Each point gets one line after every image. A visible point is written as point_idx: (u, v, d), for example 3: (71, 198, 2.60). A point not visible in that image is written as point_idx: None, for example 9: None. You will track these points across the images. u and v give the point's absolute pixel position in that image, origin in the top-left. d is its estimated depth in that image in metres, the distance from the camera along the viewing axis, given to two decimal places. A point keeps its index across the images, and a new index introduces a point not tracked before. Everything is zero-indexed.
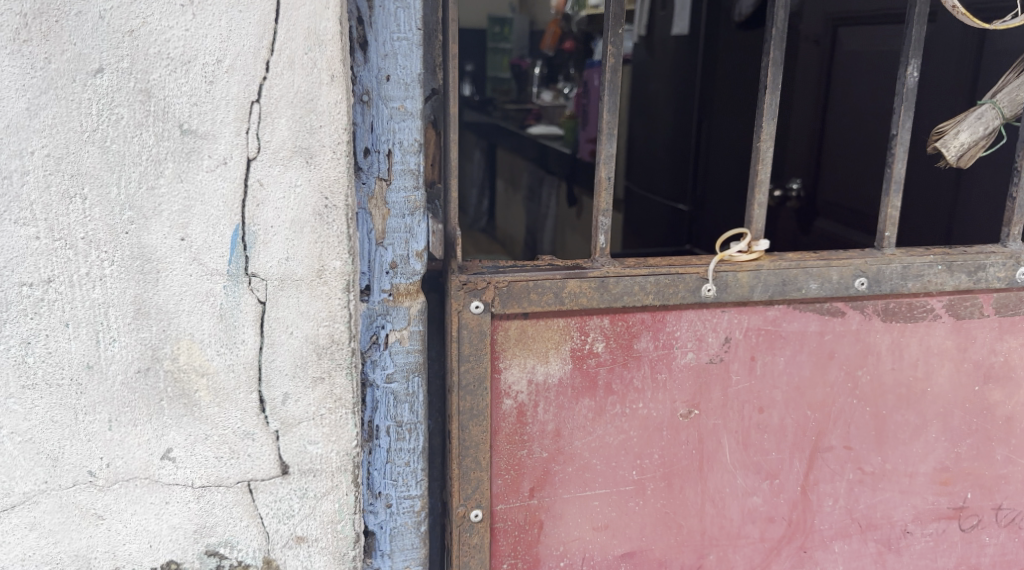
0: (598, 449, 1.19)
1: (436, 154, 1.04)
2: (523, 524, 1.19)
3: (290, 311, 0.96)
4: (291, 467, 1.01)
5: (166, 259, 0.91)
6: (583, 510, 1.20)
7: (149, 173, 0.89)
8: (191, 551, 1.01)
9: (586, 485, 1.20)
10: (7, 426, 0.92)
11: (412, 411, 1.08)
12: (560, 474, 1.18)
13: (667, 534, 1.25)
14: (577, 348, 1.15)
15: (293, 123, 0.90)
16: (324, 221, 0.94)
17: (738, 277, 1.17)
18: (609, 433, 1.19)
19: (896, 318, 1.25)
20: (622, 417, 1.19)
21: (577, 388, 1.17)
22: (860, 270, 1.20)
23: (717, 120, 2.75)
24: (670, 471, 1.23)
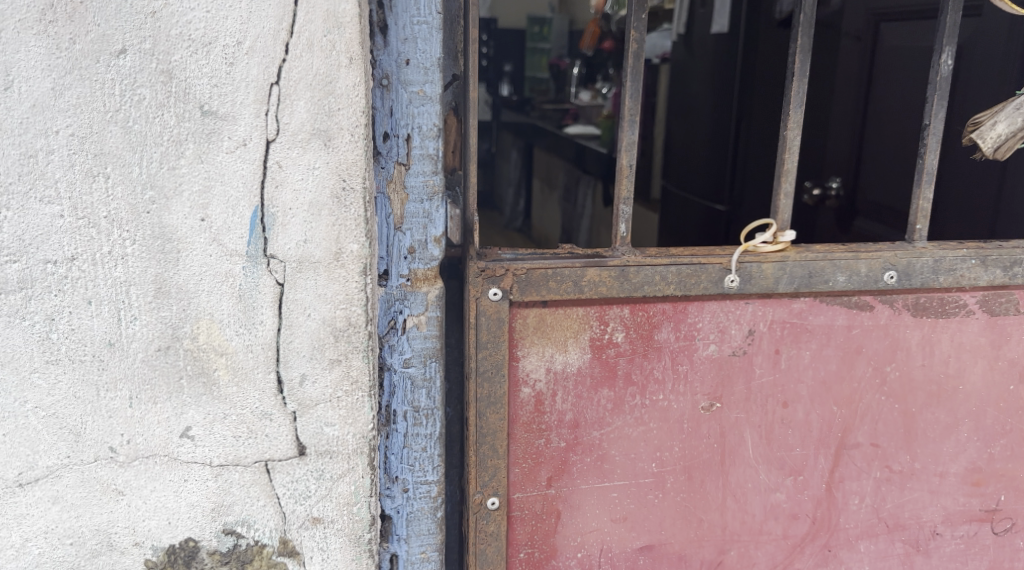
0: (617, 440, 1.18)
1: (457, 141, 1.03)
2: (540, 513, 1.18)
3: (307, 293, 0.96)
4: (307, 449, 1.02)
5: (187, 239, 0.93)
6: (601, 501, 1.20)
7: (170, 154, 0.90)
8: (209, 530, 1.02)
9: (604, 476, 1.19)
10: (32, 400, 0.94)
11: (429, 396, 1.09)
12: (577, 464, 1.18)
13: (687, 528, 1.23)
14: (597, 338, 1.14)
15: (312, 105, 0.91)
16: (342, 204, 0.94)
17: (763, 268, 1.15)
18: (628, 424, 1.18)
19: (927, 313, 1.22)
20: (642, 409, 1.18)
21: (596, 378, 1.16)
22: (889, 263, 1.18)
23: (756, 118, 2.71)
24: (691, 464, 1.21)
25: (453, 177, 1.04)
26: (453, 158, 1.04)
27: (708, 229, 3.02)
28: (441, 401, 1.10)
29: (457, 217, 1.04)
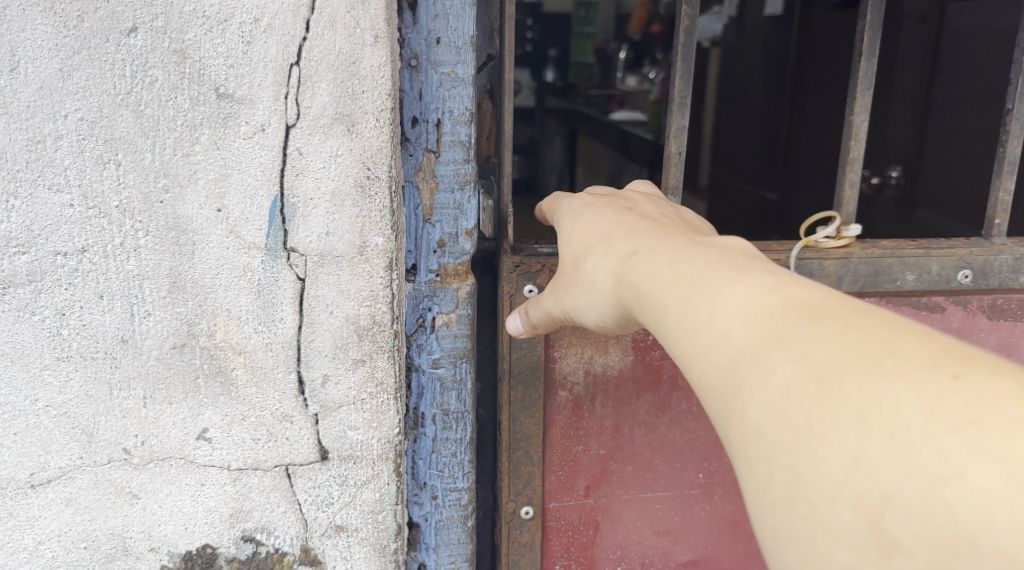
0: (661, 449, 1.11)
1: (491, 126, 1.00)
2: (578, 524, 1.11)
3: (330, 289, 0.90)
4: (330, 453, 0.96)
5: (202, 231, 0.87)
6: (643, 513, 1.12)
7: (184, 140, 0.84)
8: (227, 536, 0.97)
9: (647, 487, 1.12)
10: (43, 398, 0.90)
11: (460, 399, 1.03)
12: (618, 473, 1.10)
13: (735, 543, 1.16)
14: (639, 338, 1.06)
15: (334, 88, 0.85)
16: (366, 194, 0.88)
17: (824, 265, 1.06)
18: (673, 432, 1.10)
19: (1004, 316, 1.12)
20: (688, 416, 1.10)
21: (640, 382, 1.08)
22: (964, 261, 1.08)
23: (812, 103, 2.60)
24: None
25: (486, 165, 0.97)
26: (487, 145, 1.01)
27: (758, 220, 2.91)
28: (472, 404, 1.04)
29: (489, 209, 0.99)
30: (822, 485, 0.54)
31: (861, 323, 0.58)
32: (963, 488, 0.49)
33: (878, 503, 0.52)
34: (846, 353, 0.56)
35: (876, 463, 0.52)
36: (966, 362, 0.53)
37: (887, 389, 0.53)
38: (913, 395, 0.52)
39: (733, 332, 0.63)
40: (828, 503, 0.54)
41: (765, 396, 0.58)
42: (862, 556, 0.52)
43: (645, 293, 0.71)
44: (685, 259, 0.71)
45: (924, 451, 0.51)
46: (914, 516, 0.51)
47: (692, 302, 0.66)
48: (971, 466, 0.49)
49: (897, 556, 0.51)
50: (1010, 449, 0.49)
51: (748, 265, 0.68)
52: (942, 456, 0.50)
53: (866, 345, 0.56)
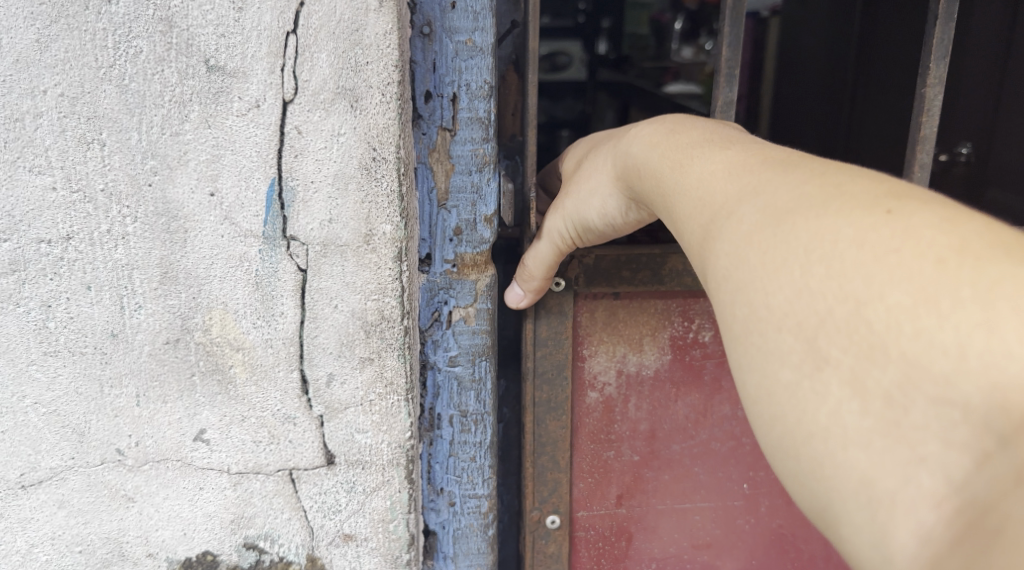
0: (701, 456, 1.03)
1: (517, 101, 0.93)
2: (609, 535, 1.04)
3: (334, 281, 0.83)
4: (337, 458, 0.89)
5: (194, 217, 0.80)
6: (681, 525, 1.04)
7: (172, 117, 0.77)
8: (228, 543, 0.91)
9: (685, 497, 1.04)
10: (30, 395, 0.84)
11: (479, 399, 0.95)
12: (653, 481, 1.03)
13: (783, 560, 1.07)
14: (679, 337, 0.99)
15: (335, 59, 0.76)
16: (372, 176, 0.80)
17: None
18: (715, 438, 1.03)
19: None
20: (731, 421, 1.02)
21: (678, 383, 1.01)
22: None
23: (876, 74, 2.44)
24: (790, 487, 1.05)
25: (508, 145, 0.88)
26: (514, 122, 0.94)
27: None
28: (493, 405, 0.96)
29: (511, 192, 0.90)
30: (772, 316, 0.57)
31: (823, 172, 0.61)
32: (880, 306, 0.52)
33: (814, 325, 0.55)
34: (800, 193, 0.59)
35: (813, 289, 0.55)
36: (903, 199, 0.55)
37: (826, 222, 0.56)
38: (848, 225, 0.55)
39: (711, 188, 0.66)
40: (773, 331, 0.57)
41: (728, 243, 0.62)
42: (800, 374, 0.55)
43: (640, 175, 0.75)
44: (680, 133, 0.74)
45: (851, 277, 0.53)
46: (840, 334, 0.53)
47: (682, 168, 0.70)
48: (885, 287, 0.52)
49: (829, 370, 0.54)
50: (922, 268, 0.51)
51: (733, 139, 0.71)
52: (867, 276, 0.53)
53: (821, 189, 0.59)
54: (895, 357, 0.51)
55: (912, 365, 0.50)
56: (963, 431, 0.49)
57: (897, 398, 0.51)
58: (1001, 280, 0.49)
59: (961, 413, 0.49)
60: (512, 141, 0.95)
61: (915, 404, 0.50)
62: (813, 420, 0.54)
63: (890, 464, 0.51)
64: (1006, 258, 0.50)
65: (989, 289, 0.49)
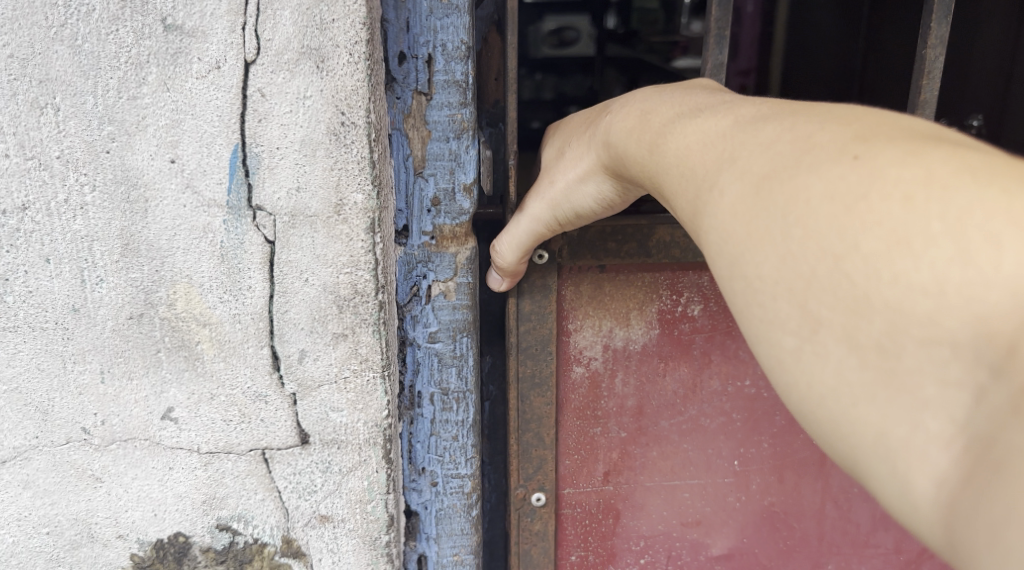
0: (691, 433, 1.00)
1: (500, 65, 0.88)
2: (595, 512, 1.01)
3: (303, 253, 0.79)
4: (311, 437, 0.86)
5: (155, 185, 0.76)
6: (670, 502, 1.01)
7: (129, 80, 0.73)
8: (200, 524, 0.88)
9: (674, 474, 1.01)
10: None
11: (461, 376, 0.91)
12: (641, 458, 1.00)
13: (775, 538, 1.04)
14: (667, 310, 0.96)
15: (299, 16, 0.72)
16: (341, 142, 0.76)
17: None
18: (705, 414, 0.99)
19: None
20: (722, 396, 0.99)
21: (666, 357, 0.97)
22: None
23: None
24: (783, 463, 1.01)
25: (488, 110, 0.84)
26: (497, 87, 0.89)
27: None
28: (476, 383, 0.93)
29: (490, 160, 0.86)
30: (761, 284, 0.54)
31: (793, 119, 0.56)
32: (857, 258, 0.49)
33: (802, 288, 0.52)
34: (768, 150, 0.55)
35: (793, 253, 0.52)
36: (868, 138, 0.51)
37: (797, 180, 0.52)
38: (819, 180, 0.51)
39: (688, 160, 0.61)
40: (769, 301, 0.54)
41: (716, 218, 0.57)
42: (797, 338, 0.52)
43: (622, 151, 0.70)
44: (654, 111, 0.68)
45: (825, 232, 0.50)
46: (826, 295, 0.50)
47: (657, 146, 0.65)
48: (858, 237, 0.49)
49: (823, 330, 0.51)
50: (891, 211, 0.48)
51: (705, 99, 0.66)
52: (840, 230, 0.49)
53: (790, 143, 0.54)
54: (881, 307, 0.48)
55: (898, 312, 0.47)
56: (958, 369, 0.46)
57: (889, 348, 0.48)
58: (971, 209, 0.46)
59: (952, 351, 0.46)
60: (496, 107, 0.90)
61: (905, 349, 0.48)
62: (818, 382, 0.52)
63: (896, 415, 0.49)
64: (975, 183, 0.46)
65: (959, 221, 0.46)
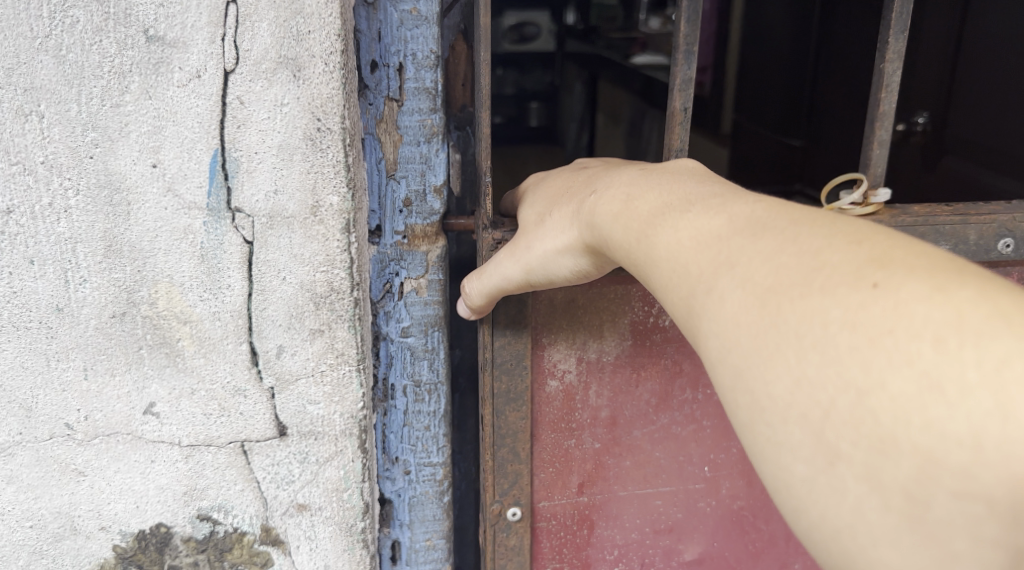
0: (662, 441, 1.05)
1: (466, 71, 0.92)
2: (570, 523, 1.06)
3: (281, 253, 0.83)
4: (288, 429, 0.89)
5: (137, 189, 0.79)
6: (643, 510, 1.07)
7: (112, 88, 0.76)
8: (181, 515, 0.91)
9: (647, 482, 1.06)
10: None
11: (432, 369, 0.95)
12: (614, 468, 1.05)
13: (744, 539, 1.10)
14: (639, 322, 1.00)
15: (276, 28, 0.76)
16: (318, 147, 0.80)
17: None
18: (676, 422, 1.05)
19: None
20: (693, 404, 1.04)
21: (638, 367, 1.02)
22: (1006, 228, 0.97)
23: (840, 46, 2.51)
24: (751, 468, 1.07)
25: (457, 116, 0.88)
26: (464, 93, 0.93)
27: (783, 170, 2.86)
28: (446, 375, 0.97)
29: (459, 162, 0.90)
30: (773, 407, 0.54)
31: (794, 229, 0.57)
32: (883, 396, 0.49)
33: (818, 417, 0.52)
34: (773, 263, 0.56)
35: (811, 380, 0.52)
36: (885, 265, 0.52)
37: (812, 303, 0.53)
38: (836, 307, 0.52)
39: (681, 260, 0.62)
40: (778, 426, 0.53)
41: (715, 326, 0.58)
42: (813, 468, 0.52)
43: (608, 235, 0.71)
44: (639, 199, 0.70)
45: (849, 364, 0.50)
46: (847, 429, 0.50)
47: (648, 240, 0.66)
48: (887, 374, 0.49)
49: (842, 466, 0.50)
50: (921, 352, 0.48)
51: (691, 191, 0.67)
52: (864, 363, 0.50)
53: (795, 255, 0.55)
54: (906, 448, 0.48)
55: (930, 458, 0.48)
56: (992, 525, 0.47)
57: (917, 491, 0.48)
58: (1011, 360, 0.47)
59: (986, 507, 0.47)
60: (463, 112, 0.93)
61: (935, 497, 0.48)
62: (835, 517, 0.51)
63: (922, 563, 0.49)
64: (1012, 332, 0.47)
65: (997, 370, 0.47)
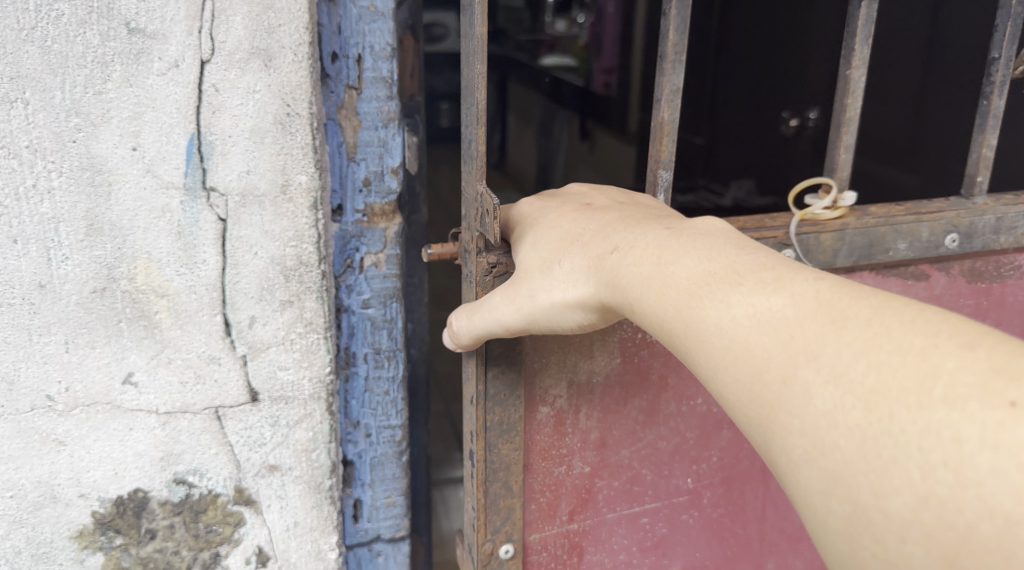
0: (648, 458, 1.12)
1: (414, 63, 1.01)
2: (562, 552, 1.12)
3: (253, 230, 0.90)
4: (260, 394, 0.97)
5: (118, 171, 0.85)
6: (630, 530, 1.15)
7: (95, 77, 0.82)
8: (158, 479, 0.97)
9: (634, 501, 1.13)
10: None
11: (391, 337, 1.04)
12: (603, 491, 1.11)
13: (722, 546, 1.21)
14: (628, 339, 1.06)
15: (249, 22, 0.84)
16: (287, 130, 0.88)
17: (821, 238, 1.04)
18: (661, 437, 1.12)
19: (982, 279, 1.16)
20: (677, 417, 1.12)
21: (626, 386, 1.08)
22: (952, 224, 1.09)
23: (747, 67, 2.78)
24: (729, 477, 1.17)
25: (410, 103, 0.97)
26: (413, 82, 1.01)
27: None
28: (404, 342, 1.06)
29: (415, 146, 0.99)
30: (890, 521, 0.54)
31: (891, 328, 0.58)
32: None
33: (947, 536, 0.52)
34: (873, 364, 0.57)
35: (939, 498, 0.52)
36: (1011, 377, 0.52)
37: (937, 415, 0.53)
38: (968, 424, 0.52)
39: (759, 351, 0.63)
40: (894, 541, 0.54)
41: (813, 429, 0.58)
42: None
43: (654, 310, 0.72)
44: (688, 273, 0.71)
45: (983, 486, 0.51)
46: (981, 552, 0.51)
47: (698, 316, 0.68)
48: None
49: None
50: None
51: (751, 267, 0.68)
52: (1011, 491, 0.50)
53: (896, 355, 0.56)
54: None
55: None
56: None
57: None
58: None
59: None
60: (413, 100, 1.01)
61: None
62: None
63: None
64: None
65: None
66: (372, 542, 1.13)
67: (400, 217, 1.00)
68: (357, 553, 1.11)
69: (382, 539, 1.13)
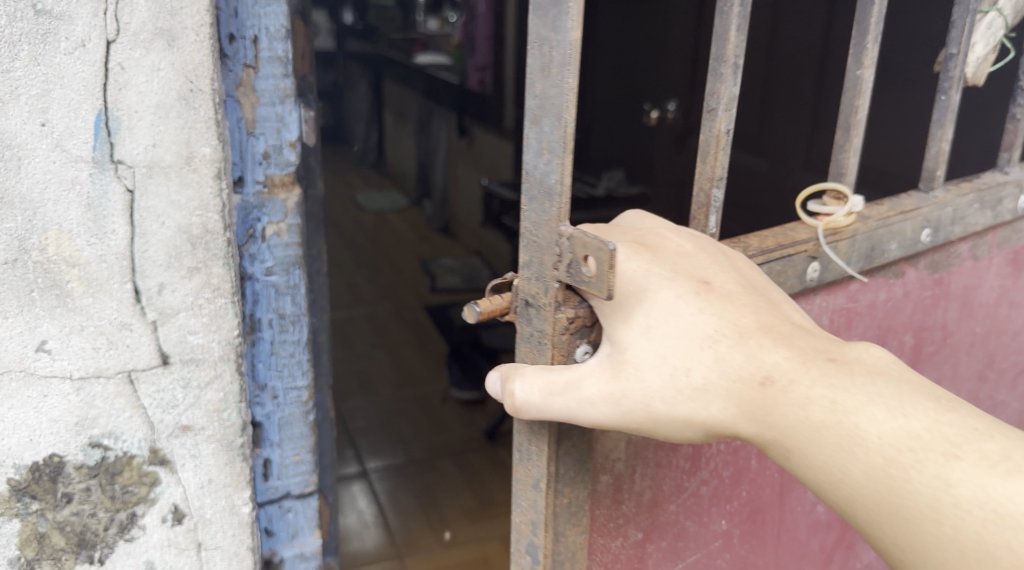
0: (689, 509, 1.18)
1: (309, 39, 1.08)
2: None
3: (159, 200, 0.96)
4: (171, 358, 1.02)
5: (27, 145, 0.90)
6: None
7: (2, 56, 0.87)
8: (73, 444, 1.01)
9: (679, 554, 1.19)
10: None
11: (294, 303, 1.11)
12: (654, 552, 1.15)
13: None
14: None
15: (152, 5, 0.91)
16: (191, 105, 0.95)
17: (840, 246, 1.16)
18: (702, 484, 1.19)
19: (936, 268, 1.35)
20: (715, 458, 1.19)
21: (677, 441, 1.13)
22: (926, 221, 1.26)
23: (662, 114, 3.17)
24: (754, 507, 1.28)
25: (303, 82, 1.06)
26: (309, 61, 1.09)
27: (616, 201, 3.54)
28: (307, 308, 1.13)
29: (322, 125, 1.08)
30: None
31: None
32: None
33: None
34: None
35: None
36: None
37: None
38: None
39: (978, 533, 0.75)
40: None
41: None
42: None
43: (859, 474, 0.80)
44: (890, 437, 0.79)
45: None
46: None
47: (900, 485, 0.78)
48: None
49: None
50: None
51: (943, 432, 0.79)
52: None
53: None
54: None
55: None
56: None
57: None
58: None
59: None
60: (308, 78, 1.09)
61: None
62: None
63: None
64: None
65: None
66: (282, 498, 1.19)
67: (298, 188, 1.07)
68: (268, 508, 1.17)
69: (292, 494, 1.20)
